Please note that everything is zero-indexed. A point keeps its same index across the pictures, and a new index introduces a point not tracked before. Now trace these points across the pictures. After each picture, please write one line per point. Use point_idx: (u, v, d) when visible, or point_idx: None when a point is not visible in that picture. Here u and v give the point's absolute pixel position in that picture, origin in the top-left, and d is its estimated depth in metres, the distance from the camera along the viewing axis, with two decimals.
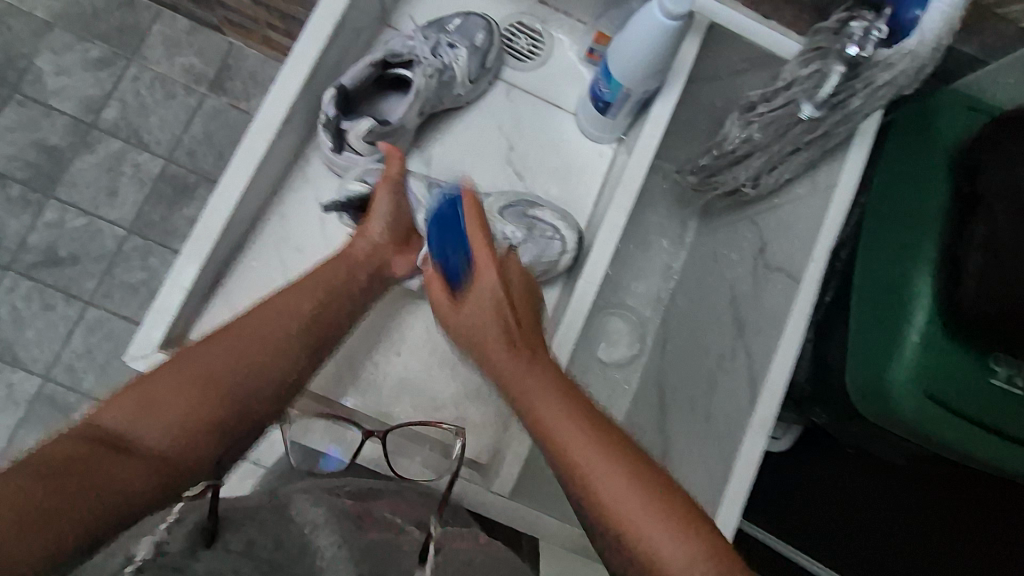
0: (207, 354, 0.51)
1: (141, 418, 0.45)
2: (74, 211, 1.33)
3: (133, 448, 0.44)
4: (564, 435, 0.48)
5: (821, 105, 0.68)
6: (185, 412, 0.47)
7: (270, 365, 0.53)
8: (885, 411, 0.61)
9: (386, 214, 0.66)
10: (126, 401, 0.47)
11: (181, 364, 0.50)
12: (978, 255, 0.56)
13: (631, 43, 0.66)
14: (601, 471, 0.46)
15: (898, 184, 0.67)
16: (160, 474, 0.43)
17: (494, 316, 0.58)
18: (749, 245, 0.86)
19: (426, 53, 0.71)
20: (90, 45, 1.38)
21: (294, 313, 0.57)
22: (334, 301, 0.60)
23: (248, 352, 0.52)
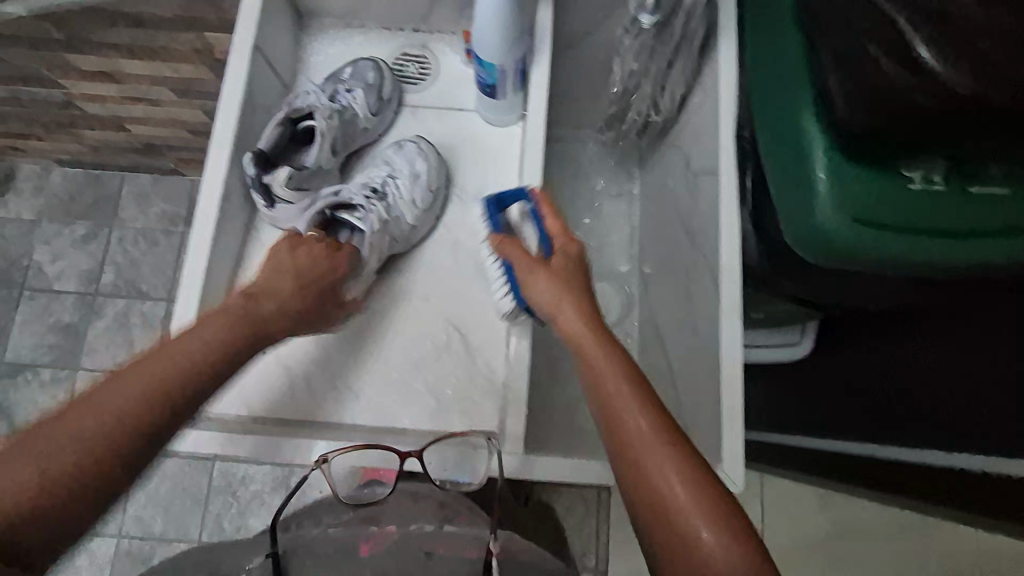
0: (102, 398, 0.50)
1: (35, 484, 0.44)
2: (101, 372, 1.58)
3: (32, 513, 0.44)
4: (632, 432, 0.53)
5: (655, 10, 0.74)
6: (81, 472, 0.47)
7: (216, 360, 0.57)
8: (817, 246, 0.65)
9: (313, 222, 0.73)
10: (9, 462, 0.45)
11: (73, 415, 0.48)
12: (832, 75, 0.61)
13: (483, 28, 0.72)
14: (654, 462, 0.51)
15: (770, 51, 0.71)
16: (82, 476, 0.46)
17: (563, 281, 0.67)
18: (679, 165, 0.91)
19: (323, 101, 0.78)
20: (75, 226, 1.66)
21: (185, 354, 0.55)
22: (269, 305, 0.64)
23: (198, 349, 0.56)
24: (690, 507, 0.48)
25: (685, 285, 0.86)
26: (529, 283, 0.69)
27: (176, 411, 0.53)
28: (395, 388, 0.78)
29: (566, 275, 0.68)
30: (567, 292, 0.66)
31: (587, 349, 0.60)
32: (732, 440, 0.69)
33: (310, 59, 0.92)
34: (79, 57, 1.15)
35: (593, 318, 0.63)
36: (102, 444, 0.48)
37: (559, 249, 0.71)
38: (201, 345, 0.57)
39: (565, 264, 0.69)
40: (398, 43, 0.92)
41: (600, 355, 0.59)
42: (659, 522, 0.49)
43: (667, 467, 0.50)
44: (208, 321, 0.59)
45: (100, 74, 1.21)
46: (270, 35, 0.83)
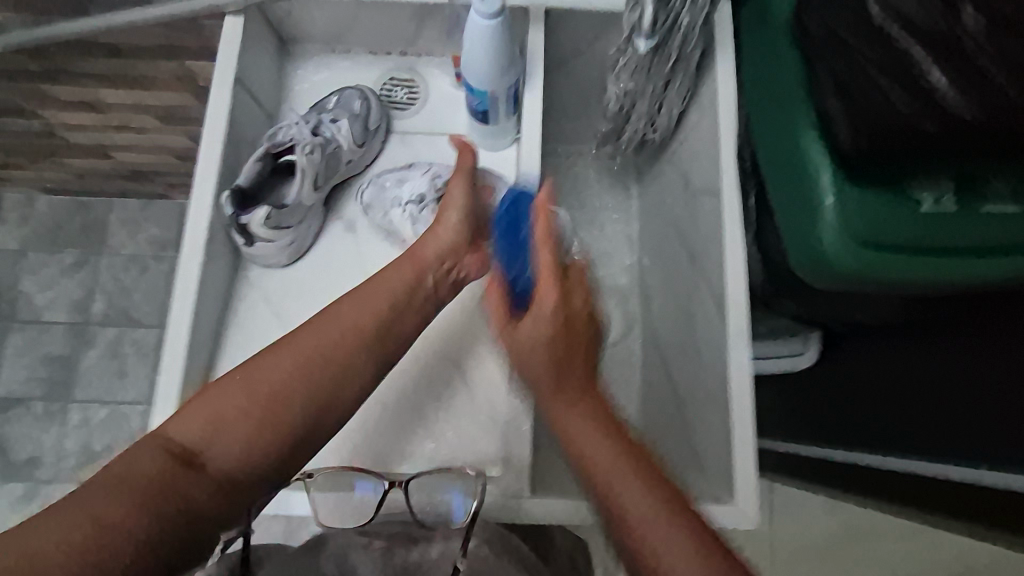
0: (265, 369, 0.52)
1: (209, 435, 0.48)
2: (94, 405, 1.54)
3: (203, 467, 0.47)
4: (632, 489, 0.48)
5: (651, 35, 0.71)
6: (247, 438, 0.49)
7: (339, 382, 0.53)
8: (824, 271, 0.63)
9: (462, 205, 0.69)
10: (190, 418, 0.49)
11: (247, 375, 0.51)
12: (835, 100, 0.60)
13: (473, 58, 0.69)
14: (634, 497, 0.48)
15: (765, 72, 0.69)
16: (221, 493, 0.46)
17: (554, 333, 0.60)
18: (678, 183, 0.89)
19: (305, 135, 0.76)
20: (63, 255, 1.63)
21: (331, 343, 0.55)
22: (401, 309, 0.61)
23: (316, 361, 0.53)
24: (679, 539, 0.45)
25: (688, 307, 0.84)
26: (512, 346, 0.64)
27: (320, 403, 0.52)
28: (391, 426, 0.75)
29: (535, 348, 0.60)
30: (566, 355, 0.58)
31: (570, 422, 0.54)
32: (744, 474, 0.66)
33: (296, 86, 0.89)
34: (57, 87, 1.12)
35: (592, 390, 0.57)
36: (270, 410, 0.50)
37: (542, 302, 0.61)
38: (325, 364, 0.53)
39: (537, 331, 0.60)
40: (385, 68, 0.90)
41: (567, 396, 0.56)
42: (634, 551, 0.46)
43: (659, 513, 0.46)
44: (365, 292, 0.60)
45: (80, 103, 1.18)
46: (253, 67, 0.81)
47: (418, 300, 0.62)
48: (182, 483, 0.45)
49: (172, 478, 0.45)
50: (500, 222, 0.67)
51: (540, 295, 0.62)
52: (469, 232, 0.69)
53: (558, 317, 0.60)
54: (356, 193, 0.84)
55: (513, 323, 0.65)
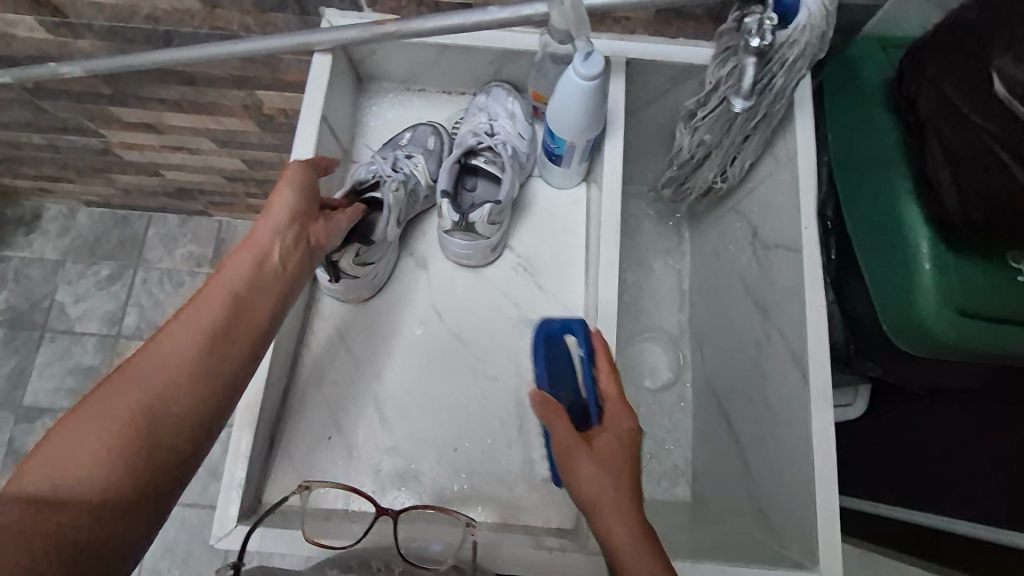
0: (112, 394, 0.47)
1: (57, 472, 0.42)
2: None
3: (66, 509, 0.41)
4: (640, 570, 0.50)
5: (749, 96, 0.71)
6: (109, 454, 0.44)
7: (188, 380, 0.50)
8: (916, 338, 0.62)
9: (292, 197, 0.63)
10: (37, 464, 0.43)
11: (121, 380, 0.48)
12: (946, 168, 0.58)
13: (561, 111, 0.71)
14: None
15: (855, 135, 0.70)
16: (103, 516, 0.42)
17: (622, 464, 0.57)
18: (742, 233, 0.89)
19: (388, 170, 0.77)
20: (99, 267, 1.64)
21: (177, 353, 0.51)
22: (245, 310, 0.56)
23: (171, 370, 0.50)
24: None
25: (754, 359, 0.83)
26: (584, 463, 0.56)
27: (188, 406, 0.49)
28: (429, 430, 0.77)
29: (606, 478, 0.55)
30: (621, 477, 0.55)
31: (615, 505, 0.54)
32: (828, 544, 0.68)
33: (368, 123, 0.91)
34: (124, 109, 1.14)
35: (628, 487, 0.55)
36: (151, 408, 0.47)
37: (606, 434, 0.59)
38: (185, 367, 0.50)
39: (614, 447, 0.58)
40: (457, 110, 0.91)
41: (622, 494, 0.54)
42: None
43: None
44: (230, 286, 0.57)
45: (142, 125, 1.20)
46: (333, 105, 0.82)
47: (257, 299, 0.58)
48: (54, 509, 0.40)
49: (39, 512, 0.40)
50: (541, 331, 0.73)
51: (611, 414, 0.61)
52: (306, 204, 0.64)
53: (633, 437, 0.59)
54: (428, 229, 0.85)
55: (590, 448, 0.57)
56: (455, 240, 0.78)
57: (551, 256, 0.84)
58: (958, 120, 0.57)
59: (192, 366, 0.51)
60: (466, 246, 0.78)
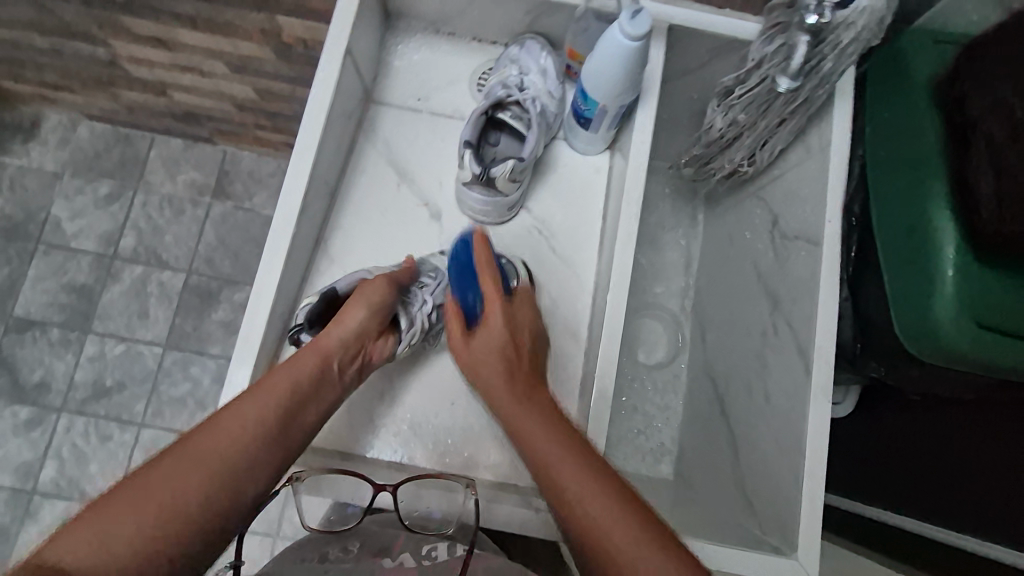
0: (172, 475, 0.47)
1: (91, 559, 0.41)
2: (111, 340, 1.53)
3: None
4: (572, 488, 0.51)
5: (796, 77, 0.69)
6: (138, 554, 0.43)
7: (236, 478, 0.49)
8: (927, 344, 0.61)
9: (356, 317, 0.64)
10: (80, 533, 0.42)
11: (181, 457, 0.48)
12: (986, 172, 0.57)
13: (599, 71, 0.68)
14: (610, 528, 0.48)
15: (894, 129, 0.67)
16: None
17: (502, 352, 0.63)
18: (761, 220, 0.87)
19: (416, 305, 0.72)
20: (98, 184, 1.60)
21: (229, 446, 0.50)
22: (304, 406, 0.57)
23: (209, 459, 0.49)
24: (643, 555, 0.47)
25: (757, 348, 0.83)
26: (467, 359, 0.65)
27: (219, 508, 0.48)
28: (432, 394, 0.77)
29: (486, 366, 0.63)
30: (504, 365, 0.62)
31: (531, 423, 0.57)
32: (808, 539, 0.69)
33: (393, 62, 0.87)
34: (136, 21, 1.09)
35: (548, 410, 0.59)
36: (164, 510, 0.45)
37: (491, 318, 0.66)
38: (236, 458, 0.50)
39: (493, 339, 0.64)
40: (485, 59, 0.87)
41: (527, 404, 0.59)
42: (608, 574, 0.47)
43: (618, 524, 0.49)
44: (272, 388, 0.56)
45: (154, 40, 1.15)
46: (359, 38, 0.78)
47: (319, 391, 0.59)
48: None
49: None
50: (452, 263, 0.72)
51: (489, 298, 0.67)
52: (376, 323, 0.66)
53: (512, 332, 0.65)
54: (444, 180, 0.83)
55: (467, 337, 0.66)
56: (474, 193, 0.76)
57: (566, 223, 0.82)
58: (1011, 124, 0.55)
59: (248, 458, 0.51)
60: (483, 201, 0.76)
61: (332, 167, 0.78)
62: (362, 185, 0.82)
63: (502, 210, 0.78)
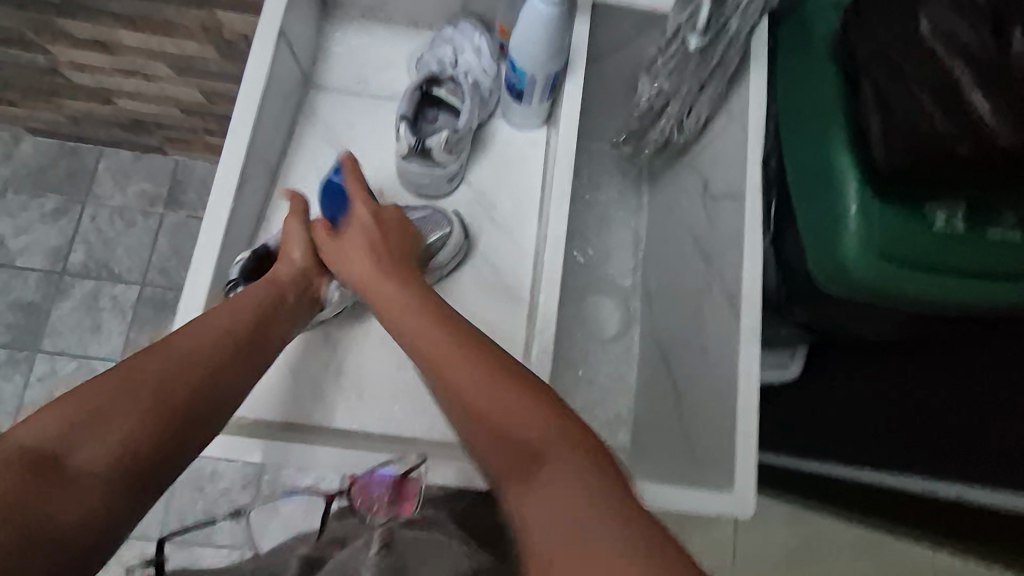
0: (146, 369, 0.51)
1: (75, 437, 0.45)
2: (62, 357, 1.48)
3: (65, 471, 0.43)
4: (515, 429, 0.48)
5: (704, 32, 0.75)
6: (125, 436, 0.47)
7: (211, 376, 0.55)
8: (840, 281, 0.67)
9: (302, 240, 0.72)
10: (56, 419, 0.46)
11: (153, 356, 0.53)
12: (876, 114, 0.61)
13: (524, 39, 0.72)
14: (546, 453, 0.45)
15: (800, 85, 0.72)
16: (102, 491, 0.44)
17: (370, 237, 0.69)
18: (694, 188, 0.91)
19: None
20: (45, 199, 1.56)
21: (205, 345, 0.56)
22: (270, 321, 0.63)
23: (189, 359, 0.54)
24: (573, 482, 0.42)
25: (696, 307, 0.87)
26: (335, 255, 0.70)
27: (200, 395, 0.53)
28: (379, 359, 0.78)
29: (358, 240, 0.69)
30: (373, 241, 0.68)
31: (413, 325, 0.59)
32: (744, 473, 0.72)
33: (331, 49, 0.89)
34: (75, 24, 1.09)
35: (465, 341, 0.56)
36: (138, 390, 0.50)
37: (355, 213, 0.71)
38: (210, 360, 0.56)
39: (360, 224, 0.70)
40: (419, 43, 0.90)
41: (404, 296, 0.62)
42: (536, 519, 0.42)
43: (557, 452, 0.45)
44: (233, 305, 0.62)
45: (94, 43, 1.15)
46: (295, 23, 0.80)
47: (281, 315, 0.65)
48: (53, 469, 0.43)
49: (37, 470, 0.42)
50: (324, 191, 0.76)
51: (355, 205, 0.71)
52: (319, 259, 0.72)
53: (368, 219, 0.70)
54: (385, 160, 0.85)
55: (335, 235, 0.71)
56: (413, 166, 0.78)
57: (506, 194, 0.84)
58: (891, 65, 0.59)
59: (219, 358, 0.56)
60: (423, 172, 0.79)
61: (271, 148, 0.80)
62: (302, 166, 0.83)
63: (445, 183, 0.81)
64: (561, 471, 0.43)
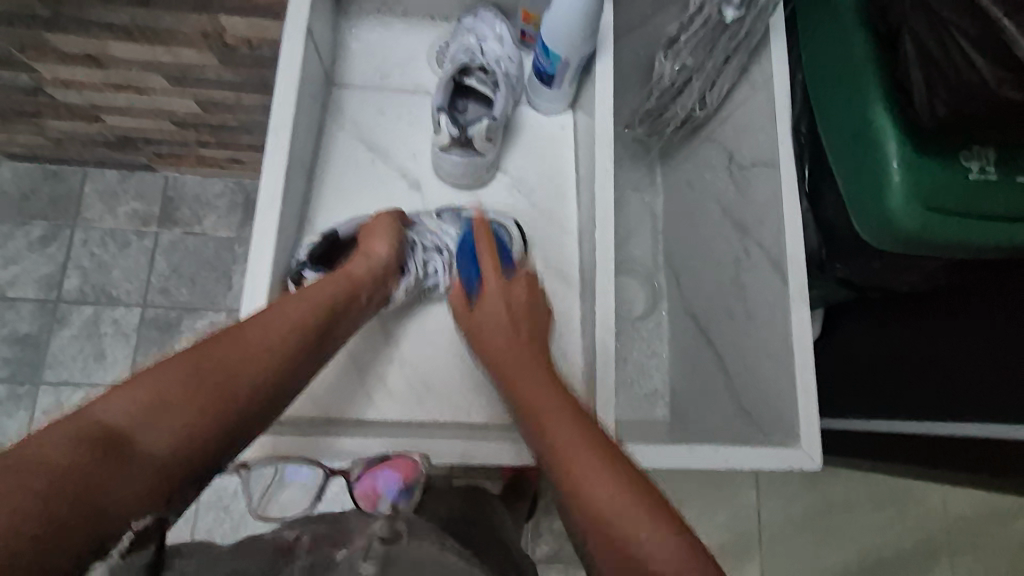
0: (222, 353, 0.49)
1: (148, 416, 0.43)
2: (66, 387, 1.38)
3: (134, 449, 0.41)
4: (575, 454, 0.49)
5: (740, 5, 0.77)
6: (194, 420, 0.44)
7: (283, 369, 0.52)
8: (886, 233, 0.69)
9: (388, 239, 0.72)
10: (132, 391, 0.44)
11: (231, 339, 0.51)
12: (917, 68, 0.64)
13: (560, 20, 0.73)
14: (597, 478, 0.47)
15: (827, 51, 0.75)
16: (161, 476, 0.41)
17: (505, 316, 0.66)
18: (717, 161, 0.93)
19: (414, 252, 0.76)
20: (31, 227, 1.45)
21: (280, 333, 0.54)
22: (339, 315, 0.61)
23: (263, 347, 0.52)
24: (639, 522, 0.44)
25: (734, 276, 0.89)
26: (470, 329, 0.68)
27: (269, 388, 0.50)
28: (432, 347, 0.79)
29: (492, 325, 0.66)
30: (508, 323, 0.65)
31: (524, 392, 0.58)
32: (808, 428, 0.75)
33: (349, 46, 0.87)
34: (65, 37, 0.97)
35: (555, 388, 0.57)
36: (208, 380, 0.46)
37: (488, 296, 0.68)
38: (284, 351, 0.53)
39: (499, 306, 0.67)
40: (437, 36, 0.89)
41: (531, 360, 0.61)
42: (602, 548, 0.45)
43: (612, 486, 0.46)
44: (308, 296, 0.60)
45: (85, 58, 1.03)
46: (318, 21, 0.79)
47: (349, 309, 0.63)
48: (124, 446, 0.40)
49: (110, 445, 0.40)
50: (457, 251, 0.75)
51: (487, 291, 0.69)
52: (396, 258, 0.72)
53: (508, 306, 0.67)
54: (418, 155, 0.85)
55: (469, 310, 0.69)
56: (452, 157, 0.79)
57: (541, 180, 0.85)
58: (930, 21, 0.62)
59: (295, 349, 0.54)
60: (462, 162, 0.80)
61: (305, 149, 0.79)
62: (337, 166, 0.83)
63: (483, 171, 0.82)
64: (611, 493, 0.46)
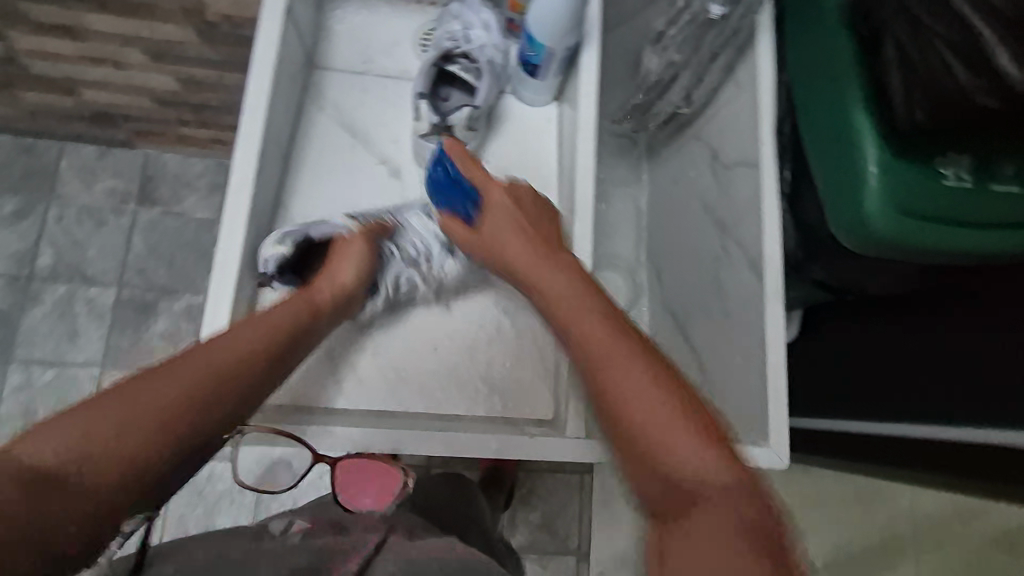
0: (173, 375, 0.46)
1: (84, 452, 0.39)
2: (38, 366, 1.35)
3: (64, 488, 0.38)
4: (635, 384, 0.45)
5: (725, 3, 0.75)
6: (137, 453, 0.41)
7: (238, 395, 0.49)
8: (859, 236, 0.69)
9: (355, 260, 0.71)
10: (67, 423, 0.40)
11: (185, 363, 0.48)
12: (897, 73, 0.64)
13: (544, 9, 0.72)
14: (653, 408, 0.44)
15: (811, 53, 0.75)
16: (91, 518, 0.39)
17: (510, 207, 0.65)
18: (701, 159, 0.93)
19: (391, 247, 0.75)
20: (3, 201, 1.40)
21: (236, 357, 0.51)
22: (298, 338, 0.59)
23: (220, 370, 0.49)
24: (692, 456, 0.42)
25: (714, 274, 0.89)
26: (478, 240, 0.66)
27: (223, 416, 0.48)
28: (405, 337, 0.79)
29: (501, 232, 0.63)
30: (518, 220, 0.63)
31: (553, 288, 0.55)
32: (777, 428, 0.75)
33: (332, 28, 0.86)
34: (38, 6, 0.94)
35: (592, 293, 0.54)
36: (156, 404, 0.43)
37: (490, 196, 0.66)
38: (243, 376, 0.50)
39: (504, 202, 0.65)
40: (422, 21, 0.87)
41: (554, 267, 0.57)
42: (655, 475, 0.43)
43: (674, 421, 0.44)
44: (268, 319, 0.57)
45: (59, 28, 1.00)
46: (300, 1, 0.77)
47: (309, 330, 0.61)
48: (54, 485, 0.37)
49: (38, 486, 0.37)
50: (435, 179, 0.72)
51: (491, 193, 0.66)
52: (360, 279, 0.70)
53: (507, 199, 0.65)
54: (399, 141, 0.84)
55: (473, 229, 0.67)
56: (431, 145, 0.79)
57: (523, 171, 0.84)
58: (913, 26, 0.62)
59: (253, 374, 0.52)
60: None
61: (282, 132, 0.77)
62: (315, 150, 0.82)
63: None
64: (673, 429, 0.43)
